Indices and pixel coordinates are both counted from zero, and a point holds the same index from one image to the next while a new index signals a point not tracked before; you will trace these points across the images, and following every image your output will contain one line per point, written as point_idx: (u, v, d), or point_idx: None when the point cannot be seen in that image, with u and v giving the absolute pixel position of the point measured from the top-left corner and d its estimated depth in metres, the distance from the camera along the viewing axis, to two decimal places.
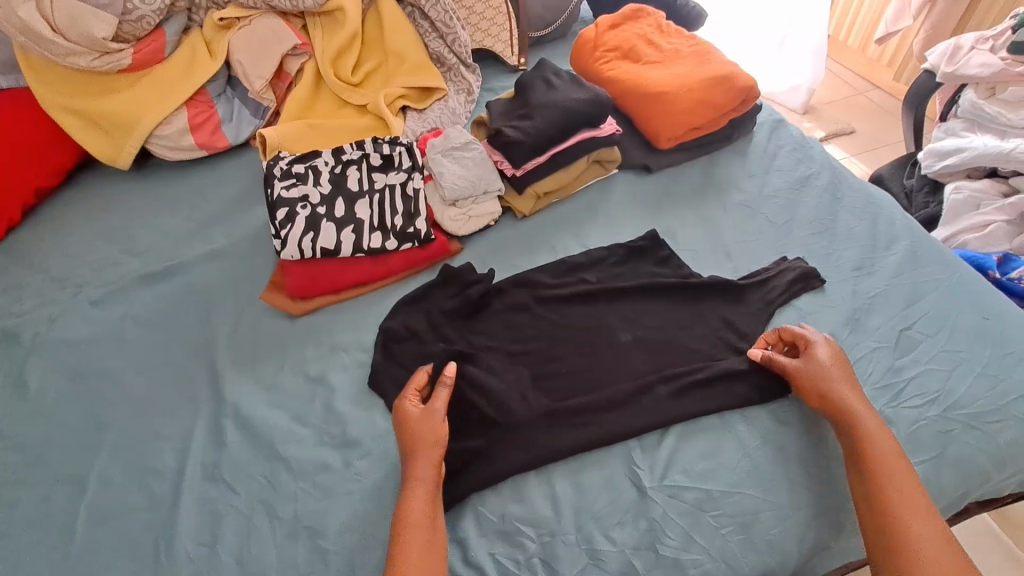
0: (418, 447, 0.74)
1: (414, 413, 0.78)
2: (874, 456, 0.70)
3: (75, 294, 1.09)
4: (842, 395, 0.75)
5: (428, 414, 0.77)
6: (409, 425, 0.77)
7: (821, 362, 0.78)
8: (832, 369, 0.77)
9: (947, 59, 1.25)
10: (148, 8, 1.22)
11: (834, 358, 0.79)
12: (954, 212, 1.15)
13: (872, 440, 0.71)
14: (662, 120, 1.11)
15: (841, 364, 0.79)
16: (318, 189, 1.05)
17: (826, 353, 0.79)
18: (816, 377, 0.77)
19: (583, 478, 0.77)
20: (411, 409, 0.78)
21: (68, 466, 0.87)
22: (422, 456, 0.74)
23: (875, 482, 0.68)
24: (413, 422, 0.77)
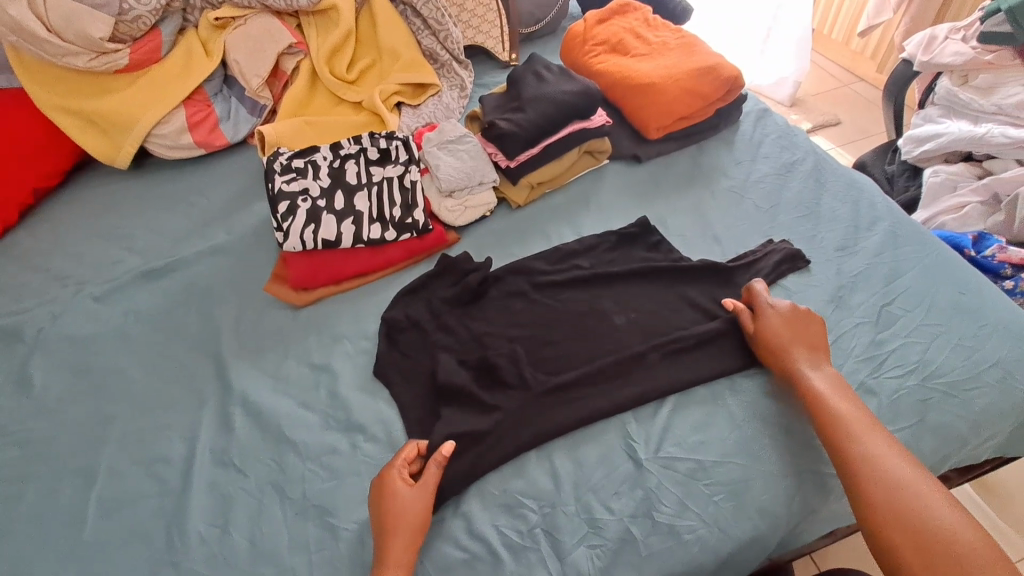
0: (398, 522, 0.72)
1: (399, 484, 0.75)
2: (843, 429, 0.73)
3: (77, 291, 1.12)
4: (799, 370, 0.80)
5: (413, 492, 0.74)
6: (394, 500, 0.73)
7: (769, 324, 0.85)
8: (780, 330, 0.83)
9: (923, 48, 1.28)
10: (143, 9, 1.23)
11: (783, 317, 0.85)
12: (931, 194, 1.19)
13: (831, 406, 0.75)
14: (650, 111, 1.15)
15: (795, 319, 0.85)
16: (318, 183, 1.07)
17: (773, 313, 0.85)
18: (766, 342, 0.84)
19: (582, 453, 0.81)
20: (398, 479, 0.75)
21: (78, 456, 0.90)
22: (399, 536, 0.71)
23: (842, 445, 0.72)
24: (394, 491, 0.74)
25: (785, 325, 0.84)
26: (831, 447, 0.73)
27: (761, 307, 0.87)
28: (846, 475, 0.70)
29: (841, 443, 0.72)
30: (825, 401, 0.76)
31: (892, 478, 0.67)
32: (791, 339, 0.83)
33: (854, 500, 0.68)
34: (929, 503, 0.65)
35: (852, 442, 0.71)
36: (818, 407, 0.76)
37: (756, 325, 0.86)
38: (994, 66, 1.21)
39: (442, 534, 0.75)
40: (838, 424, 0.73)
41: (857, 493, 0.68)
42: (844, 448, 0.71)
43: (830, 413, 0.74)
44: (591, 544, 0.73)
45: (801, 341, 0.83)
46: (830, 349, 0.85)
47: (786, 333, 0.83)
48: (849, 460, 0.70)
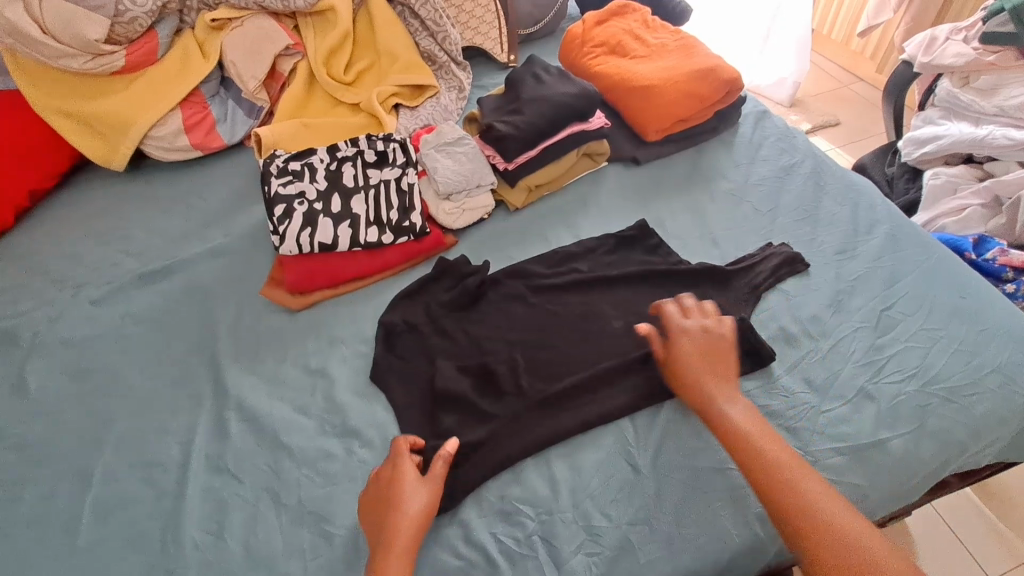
0: (404, 512, 0.71)
1: (410, 472, 0.75)
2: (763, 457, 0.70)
3: (74, 294, 1.11)
4: (717, 405, 0.75)
5: (423, 483, 0.74)
6: (402, 487, 0.73)
7: (682, 356, 0.80)
8: (695, 363, 0.79)
9: (923, 50, 1.28)
10: (140, 10, 1.23)
11: (697, 345, 0.80)
12: (932, 197, 1.18)
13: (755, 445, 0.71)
14: (649, 113, 1.14)
15: (706, 349, 0.81)
16: (314, 185, 1.07)
17: (686, 343, 0.81)
18: (679, 375, 0.79)
19: (580, 459, 0.80)
20: (408, 467, 0.75)
21: (73, 461, 0.89)
22: (400, 529, 0.70)
23: (773, 490, 0.67)
24: (404, 484, 0.73)
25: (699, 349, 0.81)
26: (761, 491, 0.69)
27: (674, 336, 0.82)
28: (782, 522, 0.66)
29: (769, 486, 0.68)
30: (748, 440, 0.71)
31: (829, 523, 0.64)
32: (703, 370, 0.79)
33: (796, 549, 0.65)
34: (869, 546, 0.62)
35: (787, 488, 0.67)
36: (742, 449, 0.71)
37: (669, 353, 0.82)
38: (995, 67, 1.20)
39: (439, 541, 0.75)
40: (761, 464, 0.69)
41: (798, 542, 0.64)
42: (774, 493, 0.67)
43: (754, 454, 0.70)
44: (589, 551, 0.73)
45: (716, 372, 0.79)
46: (830, 354, 0.84)
47: (699, 365, 0.79)
48: (782, 505, 0.66)
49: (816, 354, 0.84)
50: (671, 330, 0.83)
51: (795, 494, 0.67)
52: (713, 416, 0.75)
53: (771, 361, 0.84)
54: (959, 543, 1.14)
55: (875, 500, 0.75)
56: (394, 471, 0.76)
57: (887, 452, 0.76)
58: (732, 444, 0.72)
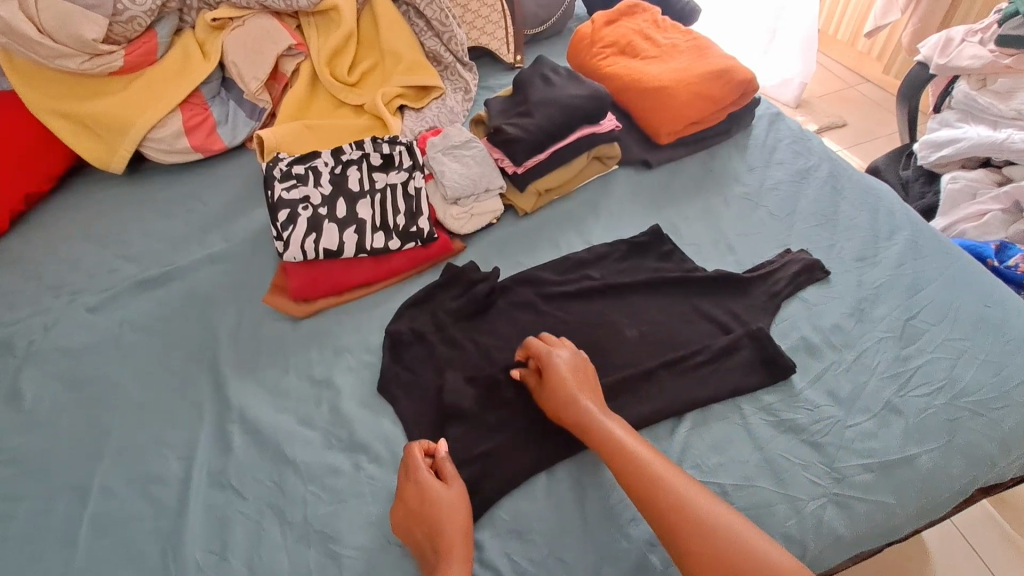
0: (448, 522, 0.70)
1: (439, 484, 0.73)
2: (648, 491, 0.68)
3: (71, 301, 1.08)
4: (597, 419, 0.75)
5: (454, 488, 0.73)
6: (438, 502, 0.71)
7: (559, 377, 0.78)
8: (570, 382, 0.77)
9: (938, 51, 1.25)
10: (139, 9, 1.20)
11: (569, 376, 0.78)
12: (950, 202, 1.16)
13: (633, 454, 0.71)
14: (661, 115, 1.12)
15: (580, 368, 0.80)
16: (319, 190, 1.04)
17: (559, 363, 0.79)
18: (554, 397, 0.77)
19: (597, 476, 0.78)
20: (434, 479, 0.73)
21: (70, 475, 0.86)
22: (456, 542, 0.68)
23: (651, 498, 0.67)
24: (439, 499, 0.71)
25: (573, 381, 0.78)
26: (641, 503, 0.68)
27: (548, 359, 0.80)
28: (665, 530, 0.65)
29: (649, 495, 0.67)
30: (626, 451, 0.71)
31: (709, 524, 0.64)
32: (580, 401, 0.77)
33: (678, 556, 0.64)
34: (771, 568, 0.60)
35: (683, 523, 0.65)
36: (620, 460, 0.71)
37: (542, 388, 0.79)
38: (1014, 69, 1.17)
39: None
40: (652, 501, 0.67)
41: (680, 550, 0.64)
42: (653, 501, 0.67)
43: (632, 462, 0.70)
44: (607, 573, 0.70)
45: (590, 395, 0.78)
46: (853, 365, 0.82)
47: (575, 383, 0.78)
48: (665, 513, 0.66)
49: (838, 366, 0.82)
50: (546, 354, 0.81)
51: (674, 499, 0.66)
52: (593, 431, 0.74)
53: (791, 373, 0.82)
54: (978, 557, 1.11)
55: (902, 519, 0.73)
56: (421, 487, 0.73)
57: (914, 470, 0.73)
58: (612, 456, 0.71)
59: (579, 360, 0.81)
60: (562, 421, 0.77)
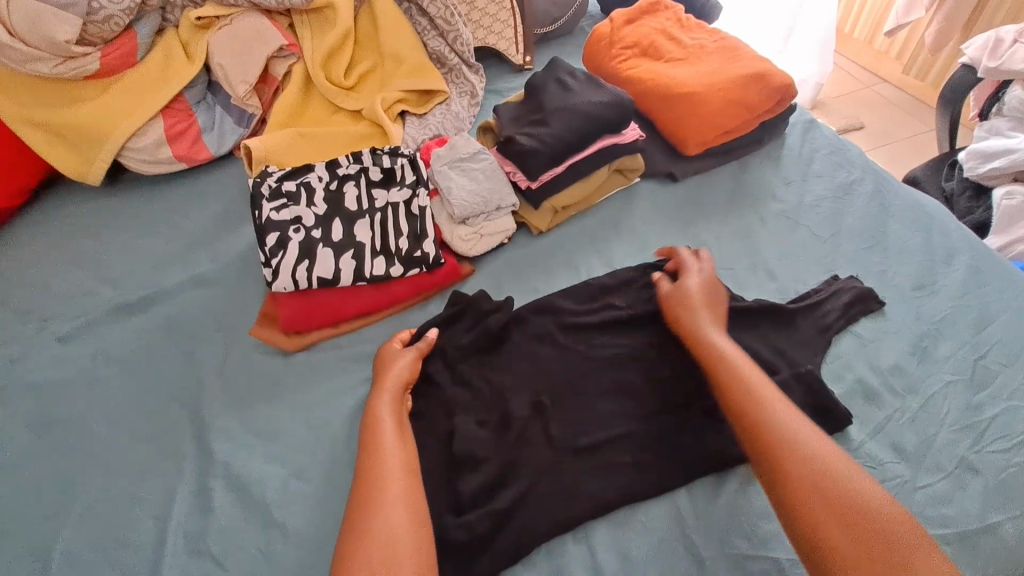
0: (386, 372, 0.78)
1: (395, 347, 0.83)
2: (765, 415, 0.66)
3: (40, 329, 0.98)
4: (713, 339, 0.75)
5: (400, 350, 0.81)
6: (385, 357, 0.81)
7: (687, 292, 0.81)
8: (695, 298, 0.80)
9: (988, 53, 1.15)
10: (116, 8, 1.10)
11: (701, 294, 0.81)
12: (1005, 220, 1.06)
13: (733, 363, 0.72)
14: (690, 124, 1.01)
15: (710, 297, 0.82)
16: (312, 209, 0.93)
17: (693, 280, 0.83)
18: (678, 306, 0.81)
19: (628, 544, 0.68)
20: (391, 346, 0.83)
21: (31, 536, 0.76)
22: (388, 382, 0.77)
23: (733, 393, 0.70)
24: (388, 357, 0.81)
25: (701, 302, 0.81)
26: (740, 416, 0.68)
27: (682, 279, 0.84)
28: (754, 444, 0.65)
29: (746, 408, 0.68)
30: (729, 364, 0.72)
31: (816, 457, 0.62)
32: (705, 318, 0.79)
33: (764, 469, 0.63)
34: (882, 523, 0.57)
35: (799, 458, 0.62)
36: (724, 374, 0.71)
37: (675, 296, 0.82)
38: None
39: None
40: (765, 432, 0.65)
41: (775, 470, 0.62)
42: (767, 430, 0.65)
43: (752, 393, 0.69)
44: None
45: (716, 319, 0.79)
46: (918, 415, 0.72)
47: (699, 298, 0.81)
48: (756, 428, 0.66)
49: (902, 414, 0.72)
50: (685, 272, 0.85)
51: (771, 420, 0.66)
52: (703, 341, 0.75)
53: (849, 425, 0.71)
54: None
55: None
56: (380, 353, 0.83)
57: (1002, 541, 0.63)
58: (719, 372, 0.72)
59: (714, 289, 0.83)
60: (677, 324, 0.80)
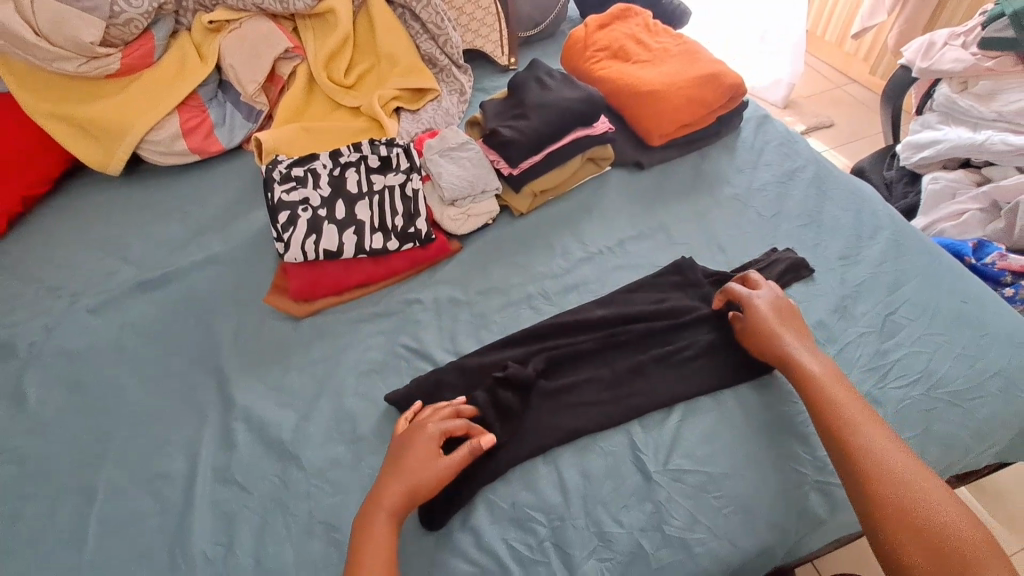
0: (407, 473, 0.74)
1: (423, 444, 0.76)
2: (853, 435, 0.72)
3: (71, 303, 1.09)
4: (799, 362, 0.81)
5: (432, 459, 0.75)
6: (411, 453, 0.76)
7: (762, 314, 0.86)
8: (771, 321, 0.85)
9: (921, 55, 1.29)
10: (135, 11, 1.21)
11: (774, 313, 0.86)
12: (932, 201, 1.20)
13: (819, 387, 0.78)
14: (653, 119, 1.14)
15: (783, 319, 0.86)
16: (318, 192, 1.06)
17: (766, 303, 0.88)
18: (753, 327, 0.86)
19: (589, 465, 0.81)
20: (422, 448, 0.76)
21: (77, 474, 0.88)
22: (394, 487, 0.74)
23: (824, 414, 0.75)
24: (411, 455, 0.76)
25: (777, 324, 0.85)
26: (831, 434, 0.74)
27: (747, 298, 0.89)
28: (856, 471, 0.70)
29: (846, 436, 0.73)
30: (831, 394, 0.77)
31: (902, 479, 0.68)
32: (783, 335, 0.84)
33: (855, 488, 0.70)
34: (962, 535, 0.64)
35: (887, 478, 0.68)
36: (826, 403, 0.76)
37: (749, 316, 0.87)
38: (995, 72, 1.20)
39: (450, 547, 0.75)
40: (860, 455, 0.71)
41: (863, 491, 0.69)
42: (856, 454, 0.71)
43: (839, 415, 0.74)
44: (602, 556, 0.74)
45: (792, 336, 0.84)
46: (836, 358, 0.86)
47: (777, 324, 0.86)
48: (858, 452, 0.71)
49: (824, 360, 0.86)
50: (752, 296, 0.89)
51: (866, 446, 0.71)
52: (794, 364, 0.80)
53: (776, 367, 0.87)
54: None
55: None
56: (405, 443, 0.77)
57: None
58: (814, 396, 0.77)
59: (782, 307, 0.88)
60: (756, 344, 0.85)
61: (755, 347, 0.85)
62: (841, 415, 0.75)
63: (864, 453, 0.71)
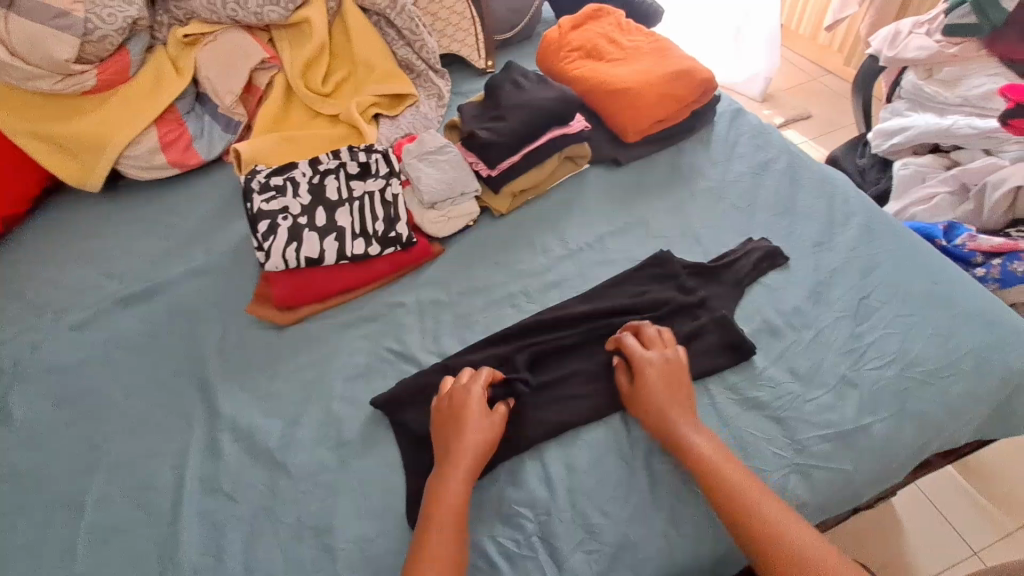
0: (466, 440, 0.77)
1: (472, 409, 0.80)
2: (748, 519, 0.69)
3: (54, 320, 1.09)
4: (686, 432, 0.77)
5: (484, 419, 0.79)
6: (464, 420, 0.79)
7: (647, 379, 0.81)
8: (657, 385, 0.81)
9: (887, 44, 1.33)
10: (109, 28, 1.21)
11: (661, 376, 0.82)
12: (903, 186, 1.23)
13: (707, 460, 0.74)
14: (628, 116, 1.16)
15: (673, 377, 0.82)
16: (298, 200, 1.06)
17: (652, 362, 0.83)
18: (641, 395, 0.81)
19: (575, 458, 0.82)
20: (474, 404, 0.80)
21: (65, 490, 0.88)
22: (463, 455, 0.76)
23: (717, 492, 0.72)
24: (467, 423, 0.78)
25: (662, 387, 0.81)
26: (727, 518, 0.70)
27: (635, 360, 0.84)
28: (753, 552, 0.68)
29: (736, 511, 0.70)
30: (718, 465, 0.73)
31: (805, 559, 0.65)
32: (670, 400, 0.80)
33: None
34: None
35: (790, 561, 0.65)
36: (714, 476, 0.73)
37: (637, 382, 0.82)
38: (958, 58, 1.25)
39: None
40: (760, 537, 0.67)
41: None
42: (755, 537, 0.68)
43: (731, 496, 0.71)
44: (588, 548, 0.75)
45: (678, 399, 0.80)
46: (809, 343, 0.89)
47: (664, 387, 0.81)
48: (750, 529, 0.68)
49: (798, 344, 0.89)
50: (637, 356, 0.84)
51: (762, 526, 0.68)
52: (681, 437, 0.77)
53: (753, 354, 0.88)
54: (944, 519, 1.24)
55: (859, 483, 0.80)
56: (453, 411, 0.81)
57: (869, 437, 0.80)
58: (703, 468, 0.74)
59: (669, 363, 0.84)
60: (647, 415, 0.80)
61: (646, 418, 0.80)
62: (734, 492, 0.71)
63: (762, 535, 0.67)
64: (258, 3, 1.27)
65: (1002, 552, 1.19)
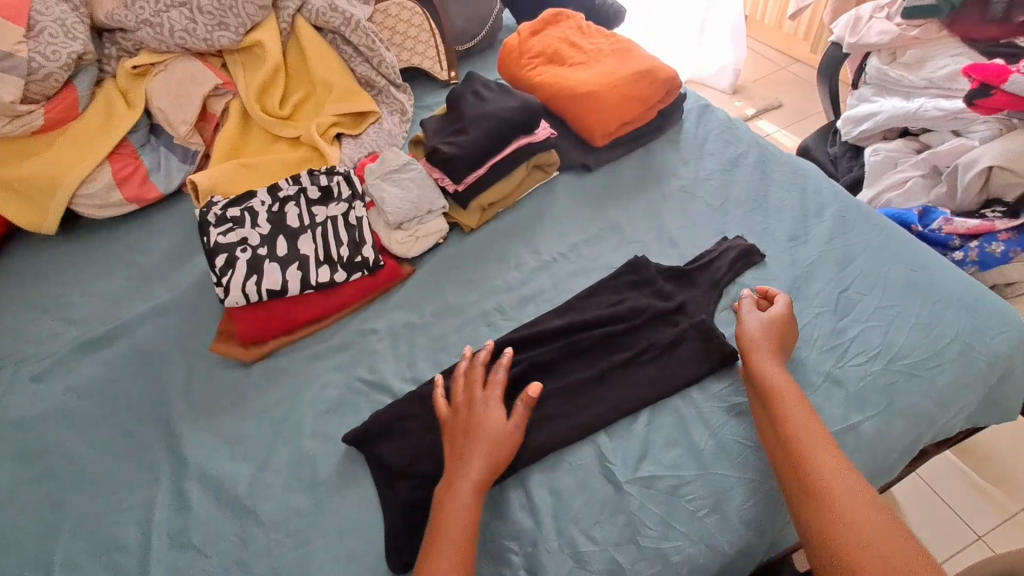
0: (478, 436, 0.77)
1: (483, 408, 0.80)
2: (799, 449, 0.70)
3: (9, 373, 1.03)
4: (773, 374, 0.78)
5: (493, 414, 0.79)
6: (477, 417, 0.79)
7: (752, 330, 0.83)
8: (763, 335, 0.83)
9: (849, 30, 1.32)
10: (54, 65, 1.16)
11: (768, 330, 0.83)
12: (876, 171, 1.22)
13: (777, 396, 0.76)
14: (593, 119, 1.14)
15: (776, 334, 0.83)
16: (257, 230, 1.02)
17: (748, 326, 0.84)
18: (745, 338, 0.83)
19: (559, 482, 0.78)
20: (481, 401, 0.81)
21: (25, 556, 0.82)
22: (476, 451, 0.76)
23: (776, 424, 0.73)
24: (477, 420, 0.79)
25: (765, 338, 0.83)
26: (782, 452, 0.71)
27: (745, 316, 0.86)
28: (791, 479, 0.69)
29: (799, 456, 0.69)
30: (781, 400, 0.75)
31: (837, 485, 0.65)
32: (768, 350, 0.81)
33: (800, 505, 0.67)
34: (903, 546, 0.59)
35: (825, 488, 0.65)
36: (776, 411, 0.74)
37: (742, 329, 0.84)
38: (920, 40, 1.25)
39: None
40: (804, 465, 0.68)
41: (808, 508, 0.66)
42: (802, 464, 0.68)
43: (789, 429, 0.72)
44: None
45: (772, 352, 0.81)
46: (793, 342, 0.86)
47: (769, 344, 0.82)
48: (810, 486, 0.66)
49: None
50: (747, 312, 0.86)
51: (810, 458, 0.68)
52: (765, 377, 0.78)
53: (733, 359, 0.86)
54: (946, 506, 1.22)
55: None
56: (466, 408, 0.81)
57: (859, 437, 0.78)
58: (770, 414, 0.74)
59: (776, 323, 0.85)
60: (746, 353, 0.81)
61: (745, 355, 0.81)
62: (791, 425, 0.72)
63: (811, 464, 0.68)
64: (207, 30, 1.24)
65: (1006, 535, 1.18)
